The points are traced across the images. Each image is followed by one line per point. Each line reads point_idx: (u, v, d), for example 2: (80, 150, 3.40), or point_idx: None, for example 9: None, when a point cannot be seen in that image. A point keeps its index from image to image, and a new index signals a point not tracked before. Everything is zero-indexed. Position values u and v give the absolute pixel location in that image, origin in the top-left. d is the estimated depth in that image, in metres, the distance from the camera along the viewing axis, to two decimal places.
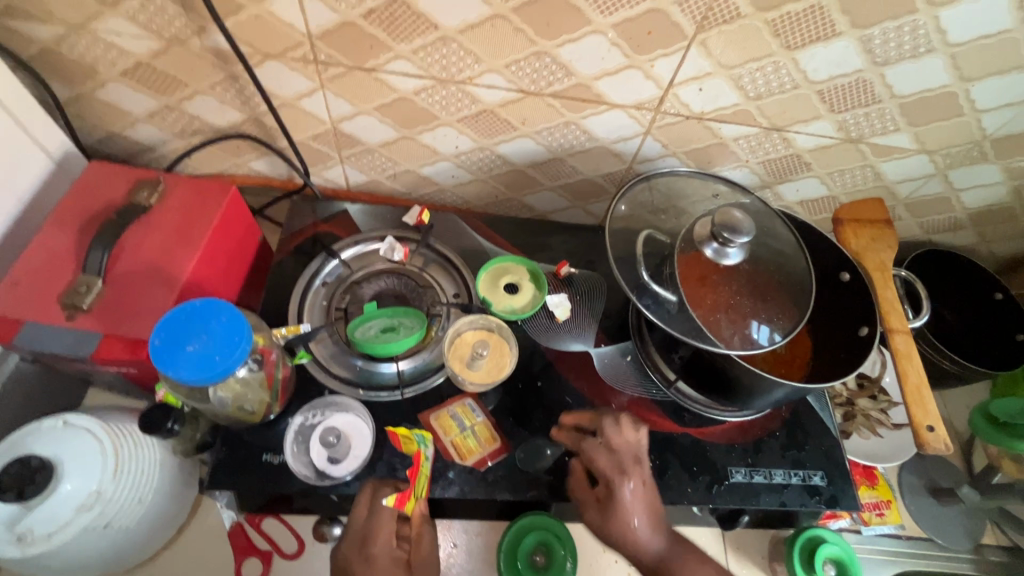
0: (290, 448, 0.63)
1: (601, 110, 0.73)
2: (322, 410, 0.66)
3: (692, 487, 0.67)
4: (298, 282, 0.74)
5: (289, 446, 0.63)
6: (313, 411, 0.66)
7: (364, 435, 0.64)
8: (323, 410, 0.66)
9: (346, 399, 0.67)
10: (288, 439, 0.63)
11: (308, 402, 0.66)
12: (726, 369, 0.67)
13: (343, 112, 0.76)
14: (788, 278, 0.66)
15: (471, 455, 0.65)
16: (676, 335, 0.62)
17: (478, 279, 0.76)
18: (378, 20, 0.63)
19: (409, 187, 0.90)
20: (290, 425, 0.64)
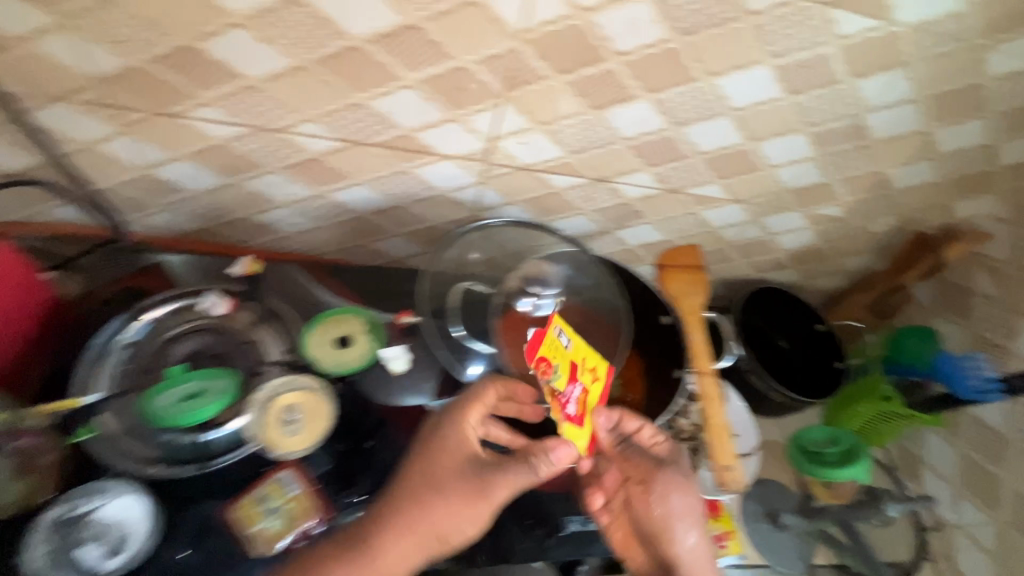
0: (36, 546, 0.53)
1: (431, 160, 0.74)
2: (86, 501, 0.56)
3: (524, 543, 0.66)
4: (89, 348, 0.66)
5: (36, 545, 0.53)
6: (73, 502, 0.56)
7: (140, 519, 0.56)
8: (89, 499, 0.57)
9: (117, 483, 0.58)
10: (36, 537, 0.54)
11: (73, 492, 0.57)
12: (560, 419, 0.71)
13: (152, 159, 0.71)
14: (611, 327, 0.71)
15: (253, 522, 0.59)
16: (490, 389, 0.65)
17: (307, 333, 0.72)
18: (171, 66, 0.59)
19: (247, 234, 0.86)
20: (40, 522, 0.54)
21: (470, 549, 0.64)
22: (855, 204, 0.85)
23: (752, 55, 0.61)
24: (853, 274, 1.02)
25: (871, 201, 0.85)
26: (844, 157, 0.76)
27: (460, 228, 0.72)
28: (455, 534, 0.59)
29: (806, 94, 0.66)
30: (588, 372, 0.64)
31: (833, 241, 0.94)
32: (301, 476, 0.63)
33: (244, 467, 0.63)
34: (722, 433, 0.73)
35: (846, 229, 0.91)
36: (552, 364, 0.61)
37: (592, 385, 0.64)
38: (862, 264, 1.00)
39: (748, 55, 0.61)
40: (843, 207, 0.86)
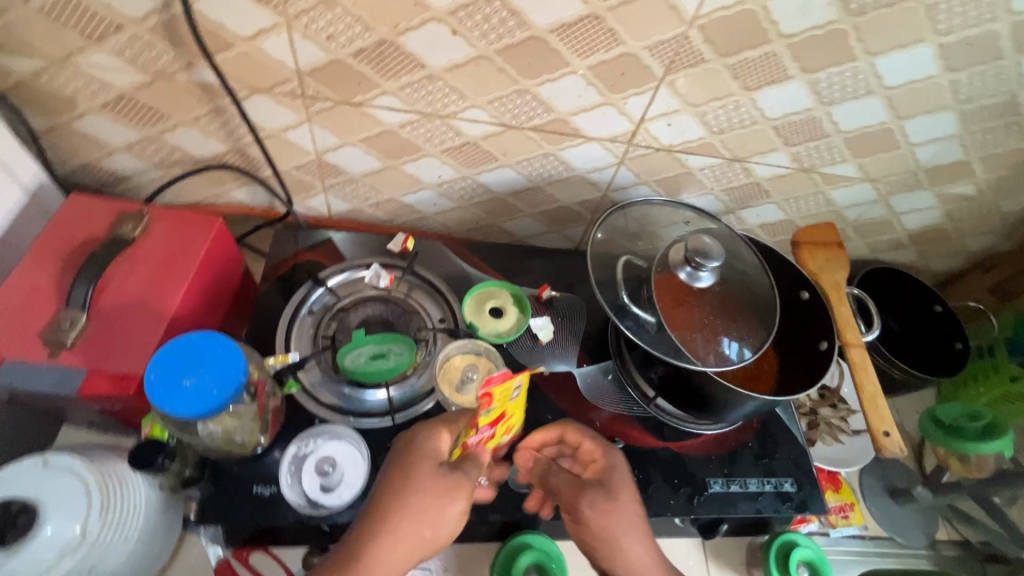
0: (284, 477, 0.63)
1: (577, 142, 0.78)
2: (313, 440, 0.65)
3: (674, 499, 0.71)
4: (284, 313, 0.75)
5: (284, 475, 0.63)
6: (305, 441, 0.65)
7: (357, 461, 0.64)
8: (315, 439, 0.65)
9: (340, 427, 0.66)
10: (283, 468, 0.63)
11: (302, 433, 0.66)
12: (702, 386, 0.72)
13: (327, 144, 0.78)
14: (754, 299, 0.69)
15: None
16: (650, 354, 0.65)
17: (465, 303, 0.79)
18: (366, 59, 0.66)
19: (391, 214, 0.93)
20: (285, 454, 0.64)
21: None
22: (991, 182, 0.85)
23: (917, 34, 0.62)
24: (974, 254, 1.01)
25: (1008, 179, 0.84)
26: (989, 134, 0.76)
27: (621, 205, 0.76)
28: (437, 526, 0.54)
29: (964, 72, 0.67)
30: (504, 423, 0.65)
31: (960, 221, 0.94)
32: None
33: (424, 421, 0.69)
34: (877, 401, 0.72)
35: (976, 208, 0.90)
36: (493, 407, 0.59)
37: (496, 435, 0.65)
38: (985, 245, 0.99)
39: (913, 34, 0.62)
40: (978, 185, 0.85)
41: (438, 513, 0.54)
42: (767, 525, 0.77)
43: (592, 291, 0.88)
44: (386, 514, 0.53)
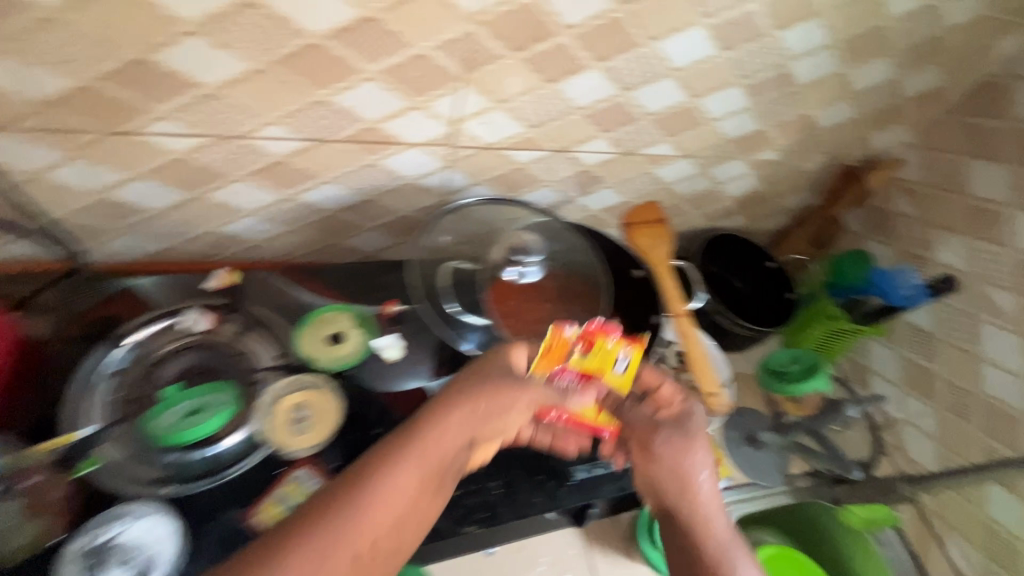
0: None
1: (397, 150, 0.75)
2: (106, 527, 0.56)
3: (539, 496, 0.72)
4: (75, 381, 0.65)
5: None
6: (97, 530, 0.56)
7: (167, 536, 0.58)
8: (108, 526, 0.57)
9: (142, 505, 0.58)
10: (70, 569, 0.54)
11: (93, 520, 0.57)
12: None
13: (107, 181, 0.68)
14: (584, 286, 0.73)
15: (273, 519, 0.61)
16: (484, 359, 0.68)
17: (301, 333, 0.73)
18: (121, 81, 0.58)
19: (214, 248, 0.84)
20: (70, 552, 0.55)
21: (492, 510, 0.70)
22: (789, 146, 0.94)
23: (688, 18, 0.66)
24: (793, 212, 1.12)
25: (802, 141, 0.94)
26: (775, 104, 0.83)
27: (432, 218, 0.74)
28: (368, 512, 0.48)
29: (738, 49, 0.72)
30: None
31: (773, 183, 1.03)
32: (317, 470, 0.65)
33: (259, 475, 0.64)
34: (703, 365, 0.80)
35: (784, 171, 1.00)
36: (588, 355, 0.67)
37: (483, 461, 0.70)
38: (800, 202, 1.10)
39: (684, 18, 0.66)
40: (779, 150, 0.94)
41: (374, 505, 0.48)
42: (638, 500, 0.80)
43: None
44: (446, 406, 0.58)
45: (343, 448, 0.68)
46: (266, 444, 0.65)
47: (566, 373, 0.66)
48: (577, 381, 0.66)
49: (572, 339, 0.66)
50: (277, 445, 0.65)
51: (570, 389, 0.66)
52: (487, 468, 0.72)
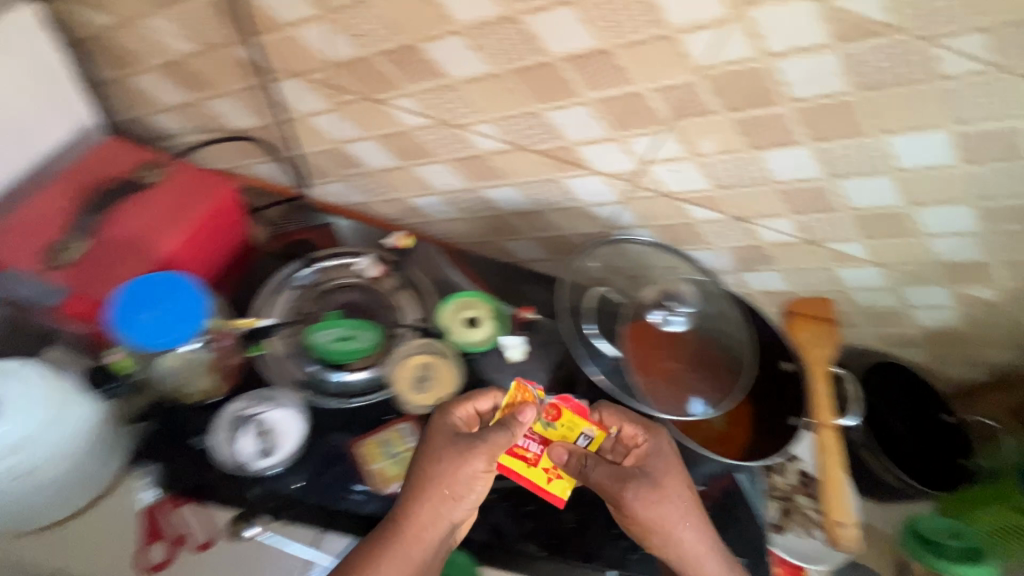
0: (221, 433, 0.67)
1: (582, 174, 0.79)
2: (256, 403, 0.69)
3: (610, 549, 0.67)
4: (272, 280, 0.78)
5: (220, 432, 0.67)
6: (250, 402, 0.69)
7: (293, 432, 0.68)
8: (258, 403, 0.69)
9: (286, 395, 0.70)
10: (221, 424, 0.67)
11: (248, 391, 0.70)
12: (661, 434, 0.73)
13: (347, 135, 0.83)
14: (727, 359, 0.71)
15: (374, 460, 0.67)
16: (609, 386, 0.70)
17: (442, 308, 0.80)
18: (391, 60, 0.70)
19: (399, 214, 0.96)
20: (226, 410, 0.68)
21: (558, 539, 0.67)
22: (1014, 291, 0.80)
23: (933, 119, 0.61)
24: (995, 368, 0.94)
25: None
26: (1011, 238, 0.72)
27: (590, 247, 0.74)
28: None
29: (983, 166, 0.64)
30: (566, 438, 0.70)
31: (979, 327, 0.88)
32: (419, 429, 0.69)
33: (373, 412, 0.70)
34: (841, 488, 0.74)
35: (998, 317, 0.85)
36: (556, 425, 0.70)
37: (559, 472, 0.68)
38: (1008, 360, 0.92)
39: (928, 118, 0.61)
40: (999, 292, 0.81)
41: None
42: None
43: None
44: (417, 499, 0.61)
45: None
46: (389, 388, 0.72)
47: (530, 434, 0.70)
48: (540, 452, 0.69)
49: (539, 397, 0.71)
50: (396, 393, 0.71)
51: (527, 453, 0.69)
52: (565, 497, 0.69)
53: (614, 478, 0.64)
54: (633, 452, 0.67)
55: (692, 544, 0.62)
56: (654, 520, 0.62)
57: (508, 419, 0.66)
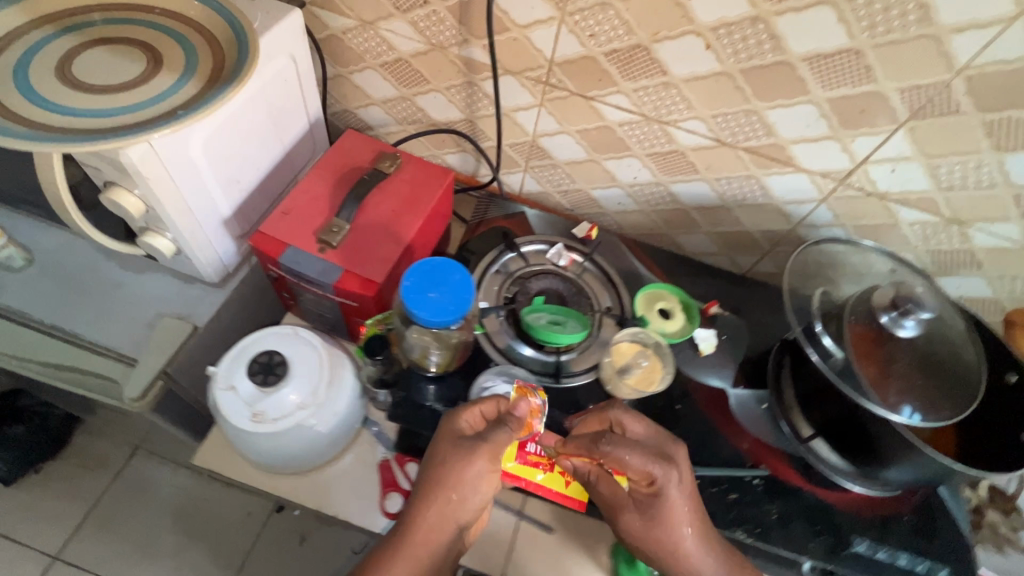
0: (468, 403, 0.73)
1: (786, 172, 0.79)
2: (494, 378, 0.74)
3: (814, 543, 0.70)
4: (479, 266, 0.84)
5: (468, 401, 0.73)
6: (489, 376, 0.74)
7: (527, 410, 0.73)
8: (496, 378, 0.74)
9: (518, 374, 0.75)
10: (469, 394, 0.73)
11: (481, 369, 0.75)
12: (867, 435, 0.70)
13: (547, 129, 0.87)
14: (961, 368, 0.64)
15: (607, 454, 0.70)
16: (828, 376, 0.64)
17: (637, 299, 0.84)
18: (616, 58, 0.73)
19: (574, 204, 1.00)
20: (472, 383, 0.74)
21: (764, 529, 0.70)
22: None
23: None
24: None
25: None
26: None
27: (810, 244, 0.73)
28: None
29: None
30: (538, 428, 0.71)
31: None
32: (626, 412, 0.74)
33: (581, 394, 0.76)
34: None
35: None
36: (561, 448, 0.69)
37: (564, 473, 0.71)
38: None
39: None
40: None
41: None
42: None
43: (757, 319, 0.89)
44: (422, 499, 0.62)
45: (648, 405, 0.76)
46: (597, 369, 0.77)
47: (542, 441, 0.72)
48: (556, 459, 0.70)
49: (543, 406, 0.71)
50: (606, 375, 0.76)
51: (539, 462, 0.71)
52: (766, 489, 0.73)
53: (612, 499, 0.65)
54: (652, 501, 0.62)
55: (700, 557, 0.61)
56: (665, 538, 0.61)
57: (505, 417, 0.64)
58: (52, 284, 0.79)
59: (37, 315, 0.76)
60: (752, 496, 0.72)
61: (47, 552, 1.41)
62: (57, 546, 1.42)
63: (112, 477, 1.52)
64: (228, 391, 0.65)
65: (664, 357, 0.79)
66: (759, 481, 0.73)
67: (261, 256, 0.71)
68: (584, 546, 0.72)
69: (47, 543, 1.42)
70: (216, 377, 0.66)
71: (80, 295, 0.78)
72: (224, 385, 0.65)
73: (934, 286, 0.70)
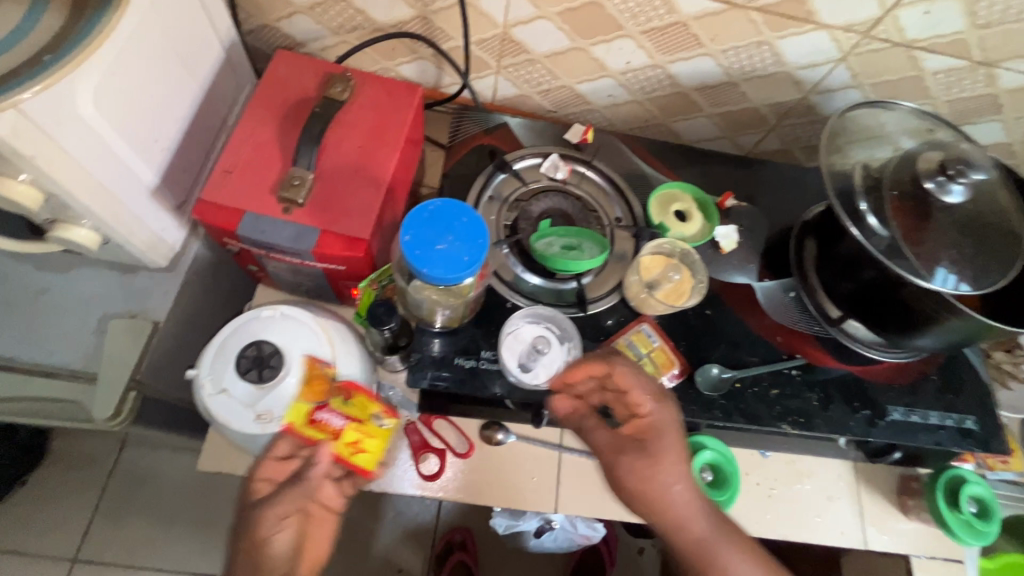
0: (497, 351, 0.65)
1: (804, 30, 0.69)
2: (516, 321, 0.67)
3: (853, 421, 0.70)
4: (468, 195, 0.73)
5: (498, 350, 0.65)
6: (510, 321, 0.66)
7: (557, 350, 0.66)
8: (518, 321, 0.67)
9: (541, 311, 0.67)
10: (498, 342, 0.65)
11: (497, 313, 0.67)
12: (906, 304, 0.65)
13: (520, 16, 0.72)
14: (1003, 230, 0.61)
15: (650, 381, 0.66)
16: (870, 251, 0.59)
17: (650, 204, 0.76)
18: None
19: (557, 104, 0.87)
20: (498, 330, 0.66)
21: (808, 417, 0.69)
22: None
23: None
24: None
25: None
26: None
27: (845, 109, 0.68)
28: None
29: None
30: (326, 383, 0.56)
31: None
32: (657, 329, 0.69)
33: (606, 318, 0.70)
34: None
35: None
36: (352, 400, 0.54)
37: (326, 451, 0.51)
38: None
39: None
40: None
41: None
42: (924, 461, 0.78)
43: (772, 203, 0.83)
44: None
45: (676, 316, 0.72)
46: (618, 290, 0.71)
47: (328, 412, 0.53)
48: (337, 428, 0.52)
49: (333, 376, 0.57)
50: (631, 294, 0.70)
51: (327, 429, 0.52)
52: (804, 377, 0.71)
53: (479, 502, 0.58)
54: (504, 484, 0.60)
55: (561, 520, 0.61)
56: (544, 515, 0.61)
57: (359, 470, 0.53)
58: None
59: None
60: (793, 387, 0.70)
61: (64, 557, 1.36)
62: (72, 550, 1.37)
63: (108, 473, 1.44)
64: (220, 395, 0.55)
65: (696, 267, 0.73)
66: (796, 370, 0.71)
67: (212, 229, 0.57)
68: None
69: (60, 549, 1.37)
70: (202, 382, 0.56)
71: (1, 313, 0.64)
72: (213, 389, 0.55)
73: (970, 139, 0.66)
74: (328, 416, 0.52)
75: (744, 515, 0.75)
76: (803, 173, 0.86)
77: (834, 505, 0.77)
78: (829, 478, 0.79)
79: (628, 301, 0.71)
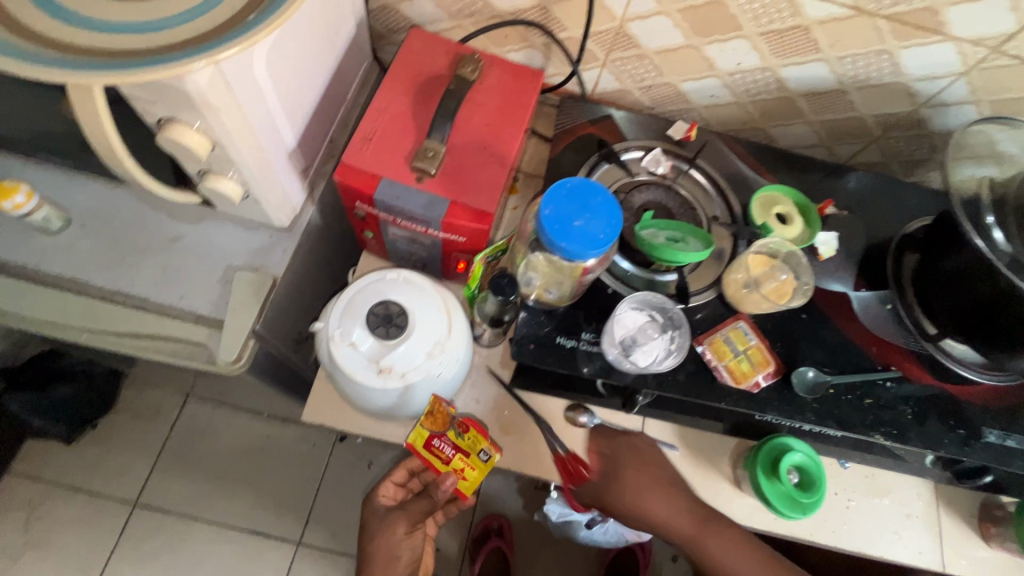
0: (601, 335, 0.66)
1: (929, 41, 0.69)
2: (619, 307, 0.68)
3: (947, 438, 0.69)
4: None
5: (603, 334, 0.66)
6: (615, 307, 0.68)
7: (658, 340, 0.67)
8: (621, 307, 0.68)
9: (643, 300, 0.69)
10: (603, 326, 0.67)
11: (597, 299, 0.69)
12: (1003, 316, 0.65)
13: (640, 10, 0.73)
14: None
15: (747, 378, 0.67)
16: (993, 264, 0.59)
17: (752, 204, 0.76)
18: None
19: (658, 101, 0.88)
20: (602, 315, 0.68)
21: (900, 429, 0.68)
22: None
23: None
24: None
25: None
26: None
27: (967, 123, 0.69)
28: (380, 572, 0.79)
29: None
30: (443, 416, 0.63)
31: None
32: (753, 327, 0.70)
33: (701, 313, 0.71)
34: None
35: None
36: (466, 435, 0.64)
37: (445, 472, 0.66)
38: None
39: None
40: None
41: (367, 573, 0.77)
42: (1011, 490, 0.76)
43: (870, 214, 0.82)
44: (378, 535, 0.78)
45: (771, 317, 0.72)
46: (716, 286, 0.73)
47: (446, 441, 0.64)
48: (452, 455, 0.64)
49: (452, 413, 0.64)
50: (732, 292, 0.71)
51: (442, 455, 0.65)
52: (898, 389, 0.70)
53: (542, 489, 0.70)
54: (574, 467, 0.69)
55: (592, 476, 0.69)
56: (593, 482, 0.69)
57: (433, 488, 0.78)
58: (99, 246, 0.69)
59: (94, 282, 0.67)
60: (886, 398, 0.70)
61: (127, 499, 1.44)
62: (134, 493, 1.44)
63: (172, 425, 1.51)
64: (347, 348, 0.58)
65: (799, 269, 0.73)
66: (890, 382, 0.71)
67: (348, 191, 0.61)
68: (708, 459, 0.74)
69: (124, 491, 1.44)
70: (330, 334, 0.59)
71: (137, 255, 0.69)
72: (341, 342, 0.59)
73: None
74: (444, 446, 0.64)
75: (819, 523, 0.75)
76: (903, 187, 0.84)
77: (912, 523, 0.76)
78: (907, 495, 0.78)
79: (728, 297, 0.71)
